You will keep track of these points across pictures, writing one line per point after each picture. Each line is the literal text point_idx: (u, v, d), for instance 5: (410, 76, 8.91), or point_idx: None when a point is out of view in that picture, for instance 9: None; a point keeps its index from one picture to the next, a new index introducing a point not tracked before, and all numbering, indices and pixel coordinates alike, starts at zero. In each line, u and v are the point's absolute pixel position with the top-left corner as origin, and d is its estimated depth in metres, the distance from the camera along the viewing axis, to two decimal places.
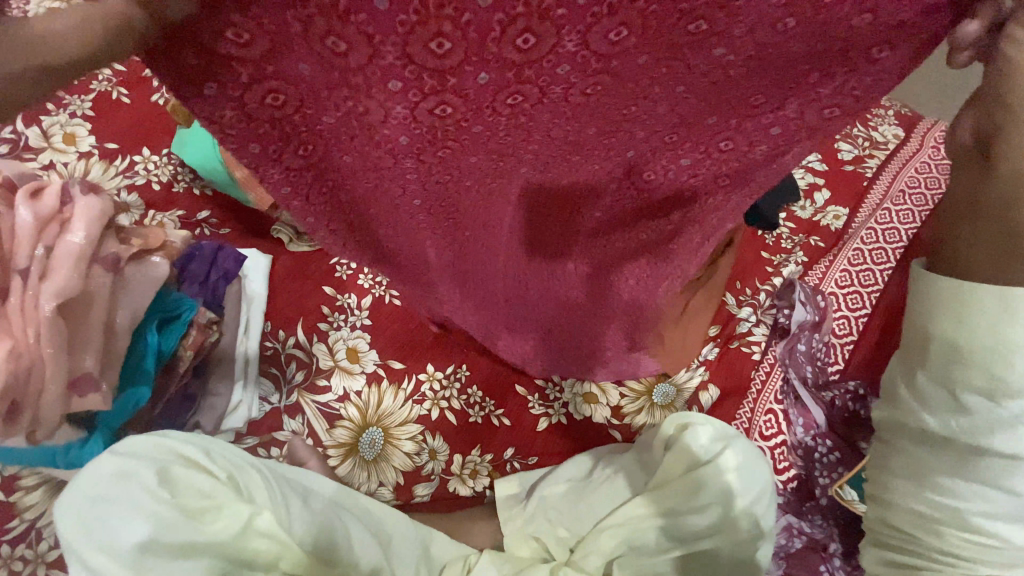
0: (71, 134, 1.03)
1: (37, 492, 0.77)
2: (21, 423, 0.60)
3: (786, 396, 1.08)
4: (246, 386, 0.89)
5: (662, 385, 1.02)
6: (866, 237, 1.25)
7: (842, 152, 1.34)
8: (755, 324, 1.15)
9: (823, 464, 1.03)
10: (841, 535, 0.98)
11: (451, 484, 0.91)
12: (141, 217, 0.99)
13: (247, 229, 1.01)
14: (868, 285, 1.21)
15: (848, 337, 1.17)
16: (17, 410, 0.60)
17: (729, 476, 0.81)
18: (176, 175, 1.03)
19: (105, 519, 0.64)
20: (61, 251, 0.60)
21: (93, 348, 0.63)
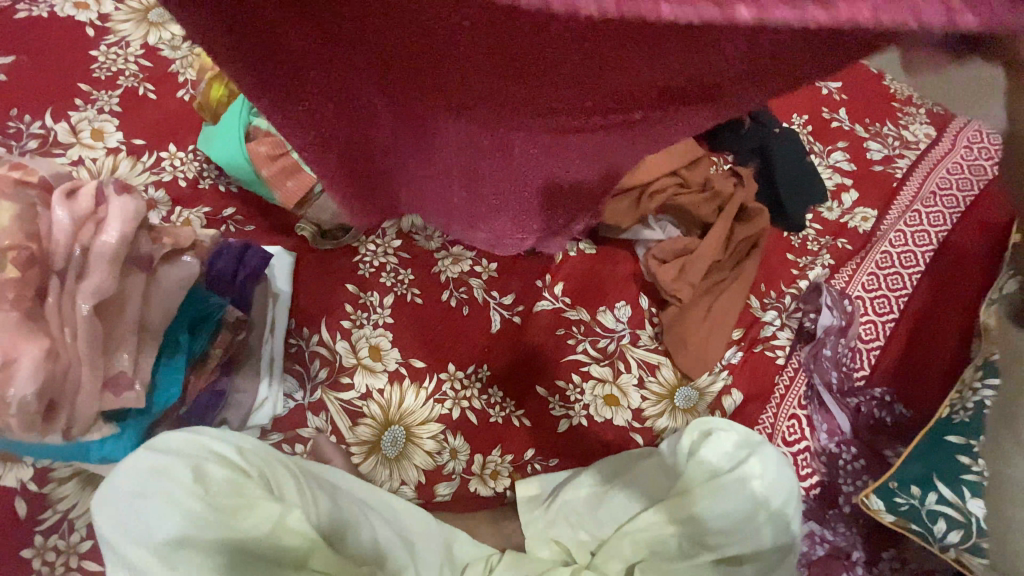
0: (100, 130, 1.04)
1: (70, 482, 0.78)
2: (59, 426, 0.60)
3: (809, 402, 1.08)
4: (271, 384, 0.90)
5: (683, 389, 1.03)
6: (895, 239, 1.23)
7: (871, 150, 1.32)
8: (779, 329, 1.13)
9: (847, 471, 1.01)
10: (863, 544, 0.96)
11: (471, 484, 0.92)
12: (168, 212, 1.00)
13: (272, 226, 1.01)
14: (895, 289, 1.19)
15: (874, 342, 1.14)
16: (57, 410, 0.60)
17: (752, 482, 0.82)
18: (201, 172, 1.04)
19: (144, 512, 0.68)
20: (94, 253, 0.59)
21: (129, 346, 0.64)
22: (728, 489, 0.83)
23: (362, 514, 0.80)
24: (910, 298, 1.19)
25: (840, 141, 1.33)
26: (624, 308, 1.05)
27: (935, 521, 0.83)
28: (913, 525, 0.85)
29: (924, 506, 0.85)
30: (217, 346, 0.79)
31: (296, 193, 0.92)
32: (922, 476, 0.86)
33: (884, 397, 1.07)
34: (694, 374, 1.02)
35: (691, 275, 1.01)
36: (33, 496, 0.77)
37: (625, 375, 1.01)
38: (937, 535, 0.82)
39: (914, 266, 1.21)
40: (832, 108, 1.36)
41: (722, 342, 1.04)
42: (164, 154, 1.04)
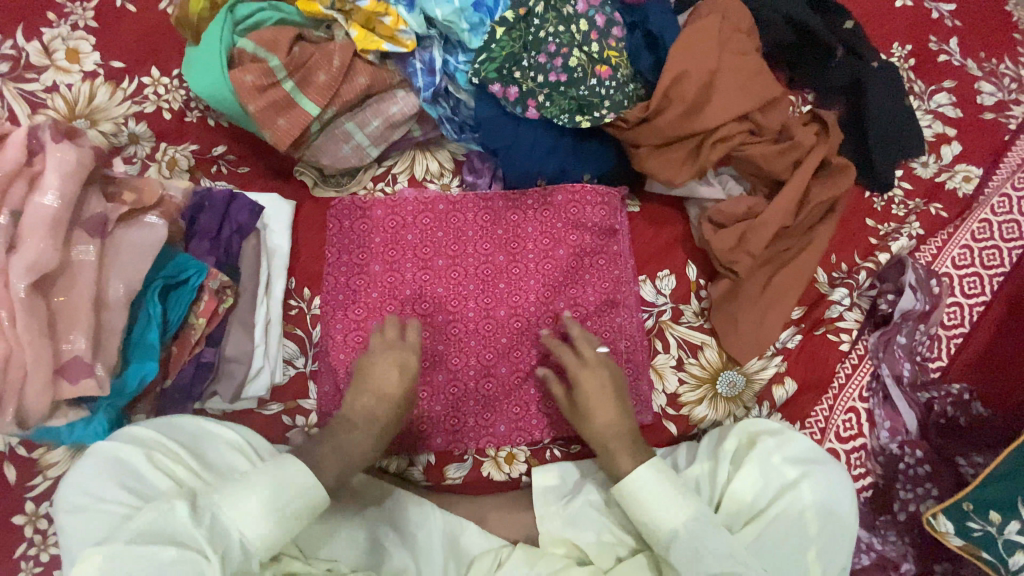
0: (74, 50, 0.88)
1: (59, 451, 0.76)
2: (5, 418, 0.55)
3: (873, 394, 0.94)
4: (267, 352, 0.79)
5: (728, 373, 0.93)
6: (998, 206, 1.04)
7: (982, 94, 1.11)
8: (848, 309, 0.96)
9: (908, 477, 0.89)
10: (915, 555, 0.86)
11: (485, 468, 0.85)
12: (152, 150, 0.88)
13: (268, 170, 0.90)
14: (991, 267, 1.02)
15: (958, 329, 0.99)
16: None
17: (808, 513, 0.76)
18: (188, 102, 0.90)
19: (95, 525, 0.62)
20: (31, 218, 0.55)
21: (81, 326, 0.58)
22: (785, 521, 0.76)
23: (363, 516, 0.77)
24: (1008, 278, 1.01)
25: (945, 80, 1.12)
26: (667, 278, 0.95)
27: (1012, 553, 0.73)
28: (984, 554, 0.75)
29: (1002, 535, 0.74)
30: (197, 315, 0.73)
31: (289, 133, 0.79)
32: (1005, 500, 0.74)
33: (962, 394, 0.93)
34: (742, 358, 0.92)
35: (752, 245, 0.89)
36: (23, 460, 0.75)
37: (663, 356, 0.93)
38: (1012, 567, 0.73)
39: (1016, 240, 1.03)
40: (941, 37, 1.14)
41: (779, 321, 0.93)
42: (146, 79, 0.89)
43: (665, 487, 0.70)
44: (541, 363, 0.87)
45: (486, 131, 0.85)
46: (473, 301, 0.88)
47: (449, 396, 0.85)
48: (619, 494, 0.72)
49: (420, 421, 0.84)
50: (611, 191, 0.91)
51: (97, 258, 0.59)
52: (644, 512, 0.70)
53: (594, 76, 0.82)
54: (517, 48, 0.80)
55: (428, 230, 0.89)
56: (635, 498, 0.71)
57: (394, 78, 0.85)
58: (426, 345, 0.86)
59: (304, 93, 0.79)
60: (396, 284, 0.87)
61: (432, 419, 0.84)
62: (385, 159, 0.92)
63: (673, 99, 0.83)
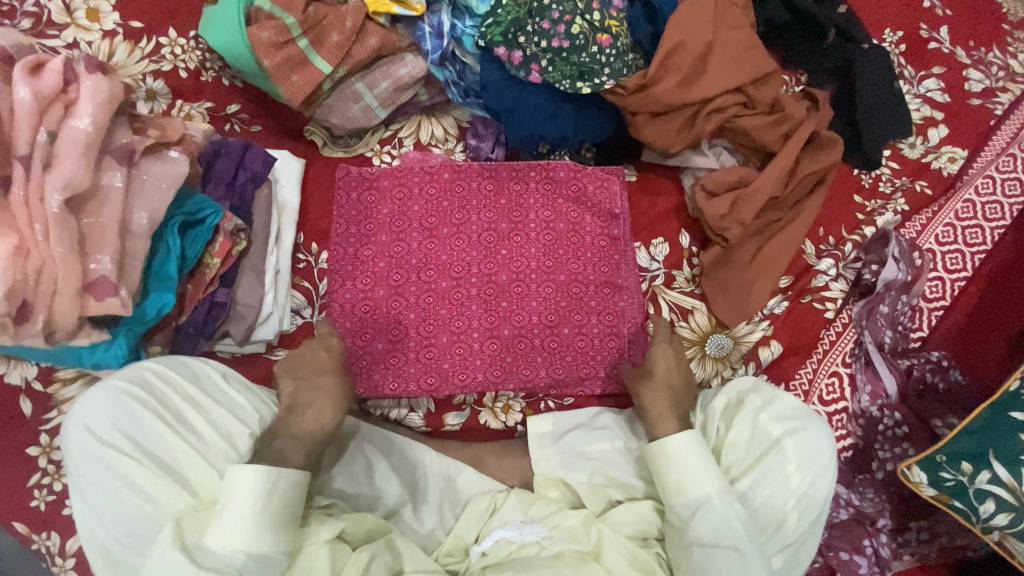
0: (95, 9, 0.91)
1: (74, 386, 0.79)
2: (35, 326, 0.60)
3: (855, 360, 0.99)
4: (277, 299, 0.82)
5: (716, 336, 0.97)
6: (982, 186, 1.08)
7: (970, 81, 1.15)
8: (834, 279, 1.01)
9: (886, 437, 0.93)
10: (891, 511, 0.91)
11: (482, 417, 0.89)
12: (168, 106, 0.92)
13: (280, 130, 0.94)
14: (973, 244, 1.05)
15: (939, 301, 1.03)
16: (30, 309, 0.59)
17: (791, 469, 0.77)
18: (204, 62, 0.93)
19: (106, 468, 0.64)
20: (65, 140, 0.60)
21: (107, 247, 0.62)
22: (768, 476, 0.78)
23: (365, 462, 0.80)
24: (989, 255, 1.05)
25: (935, 66, 1.16)
26: (662, 245, 0.98)
27: (982, 501, 0.76)
28: (954, 502, 0.79)
29: (973, 484, 0.77)
30: (213, 255, 0.76)
31: (301, 89, 0.83)
32: (976, 452, 0.78)
33: (940, 361, 0.97)
34: (731, 323, 0.96)
35: (743, 213, 0.93)
36: (39, 395, 0.78)
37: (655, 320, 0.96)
38: (982, 515, 0.77)
39: (999, 220, 1.07)
40: (932, 26, 1.18)
41: (767, 288, 0.96)
42: (163, 39, 0.93)
43: (698, 458, 0.74)
44: (541, 328, 0.90)
45: (490, 94, 0.88)
46: (476, 267, 0.90)
47: (450, 357, 0.88)
48: (659, 448, 0.75)
49: (424, 379, 0.87)
50: (612, 173, 0.96)
51: (123, 186, 0.63)
52: (673, 473, 0.73)
53: (595, 44, 0.86)
54: (522, 13, 0.84)
55: (433, 199, 0.92)
56: (668, 459, 0.75)
57: (404, 41, 0.88)
58: (431, 308, 0.88)
59: (317, 51, 0.83)
60: (401, 250, 0.90)
61: (435, 376, 0.87)
62: (393, 123, 0.95)
63: (671, 68, 0.87)
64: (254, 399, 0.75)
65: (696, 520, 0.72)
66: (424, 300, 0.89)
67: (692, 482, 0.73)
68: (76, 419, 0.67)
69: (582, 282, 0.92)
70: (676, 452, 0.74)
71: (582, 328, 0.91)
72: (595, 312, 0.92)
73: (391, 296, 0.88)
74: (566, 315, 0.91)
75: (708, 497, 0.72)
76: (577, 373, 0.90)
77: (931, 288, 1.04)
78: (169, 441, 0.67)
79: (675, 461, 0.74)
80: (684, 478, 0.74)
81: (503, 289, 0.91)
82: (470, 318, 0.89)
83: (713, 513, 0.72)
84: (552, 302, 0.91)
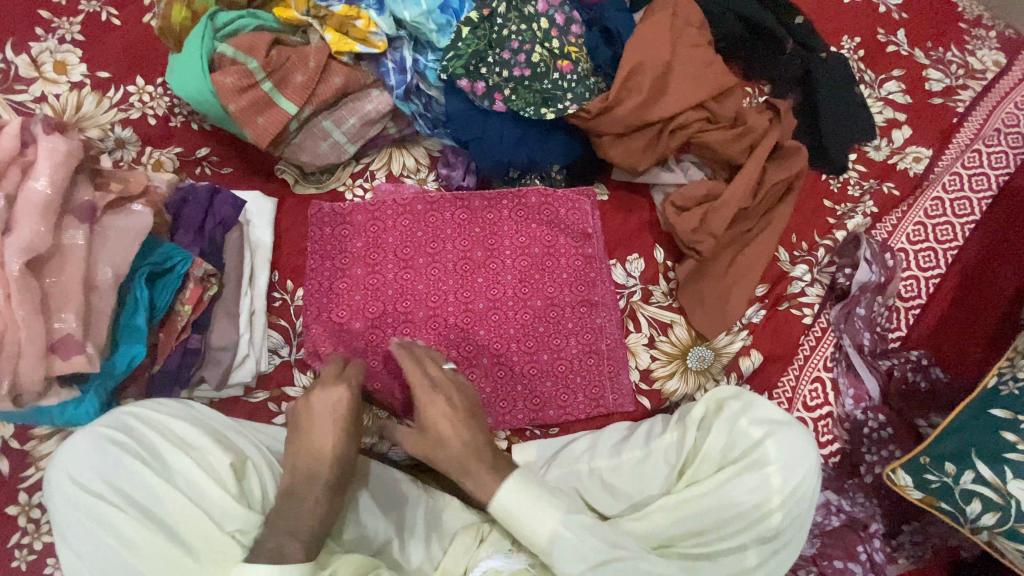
0: (61, 62, 0.93)
1: (51, 442, 0.78)
2: (1, 390, 0.59)
3: (836, 364, 0.99)
4: (253, 341, 0.82)
5: (698, 348, 0.97)
6: (949, 183, 1.10)
7: (930, 81, 1.18)
8: (809, 285, 1.02)
9: (872, 440, 0.93)
10: (881, 515, 0.91)
11: None
12: (138, 154, 0.92)
13: (252, 171, 0.94)
14: (944, 241, 1.07)
15: (915, 300, 1.05)
16: None
17: (774, 473, 0.78)
18: (173, 108, 0.94)
19: (90, 518, 0.63)
20: (25, 203, 0.60)
21: (72, 305, 0.62)
22: (749, 475, 0.78)
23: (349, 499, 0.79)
24: (962, 250, 1.07)
25: (894, 69, 1.18)
26: (637, 261, 0.99)
27: (968, 501, 0.76)
28: (941, 503, 0.79)
29: (958, 485, 0.77)
30: (184, 302, 0.76)
31: (269, 131, 0.84)
32: (959, 451, 0.78)
33: (920, 360, 0.98)
34: (710, 334, 0.96)
35: (713, 225, 0.94)
36: (16, 453, 0.78)
37: (635, 335, 0.96)
38: (969, 515, 0.77)
39: (968, 216, 1.09)
40: (888, 29, 1.22)
41: (743, 298, 0.97)
42: (132, 88, 0.94)
43: (538, 494, 0.72)
44: (519, 356, 0.91)
45: (457, 125, 0.90)
46: (453, 297, 0.91)
47: None
48: (500, 507, 0.72)
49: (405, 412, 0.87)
50: (583, 194, 0.97)
51: (86, 243, 0.64)
52: (517, 519, 0.71)
53: (556, 71, 0.88)
54: (482, 46, 0.85)
55: (406, 230, 0.92)
56: (507, 514, 0.72)
57: (368, 77, 0.90)
58: (409, 342, 0.88)
59: (282, 93, 0.84)
60: (377, 284, 0.90)
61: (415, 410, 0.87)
62: (364, 156, 0.96)
63: (631, 90, 0.89)
64: (241, 437, 0.74)
65: (569, 548, 0.71)
66: (401, 335, 0.89)
67: (545, 509, 0.72)
68: (59, 470, 0.65)
69: (562, 307, 0.93)
70: (512, 499, 0.72)
71: (559, 354, 0.92)
72: (573, 339, 0.93)
73: (370, 331, 0.88)
74: (544, 341, 0.92)
75: (564, 518, 0.72)
76: (558, 403, 0.91)
77: (907, 288, 1.05)
78: (155, 488, 0.66)
79: (516, 511, 0.72)
80: (533, 521, 0.71)
81: (479, 319, 0.90)
82: (449, 351, 0.89)
83: (579, 526, 0.72)
84: (531, 329, 0.92)
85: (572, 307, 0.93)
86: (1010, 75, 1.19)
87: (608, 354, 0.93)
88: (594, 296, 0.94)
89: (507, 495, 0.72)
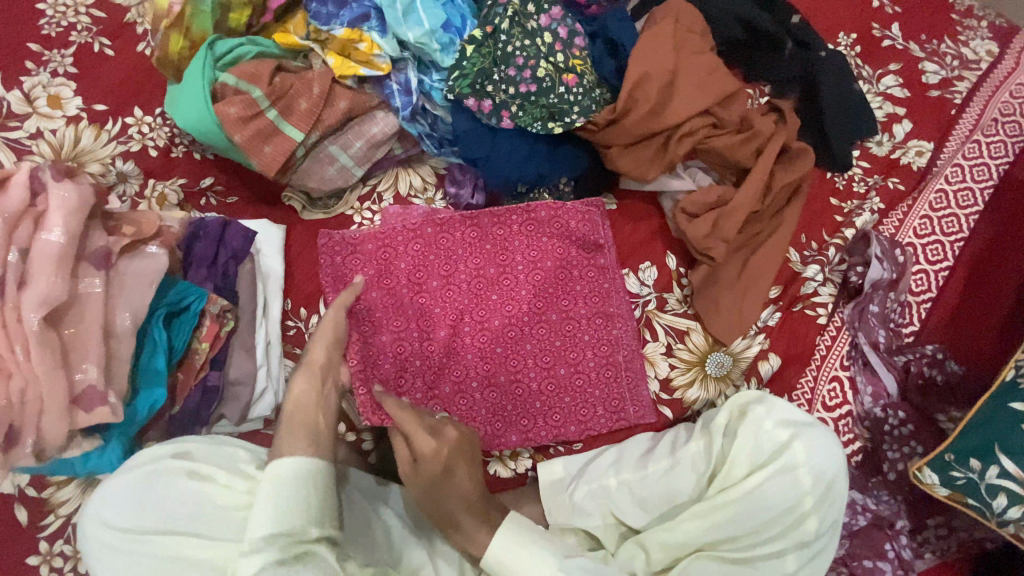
0: (56, 97, 0.91)
1: (69, 488, 0.77)
2: (25, 447, 0.58)
3: (853, 362, 0.99)
4: (270, 373, 0.81)
5: (716, 354, 0.96)
6: (952, 175, 1.11)
7: (926, 73, 1.18)
8: (822, 284, 1.02)
9: (893, 438, 0.93)
10: (906, 512, 0.92)
11: (492, 466, 0.88)
12: (140, 187, 0.90)
13: (257, 198, 0.93)
14: (950, 233, 1.07)
15: (925, 294, 1.05)
16: (18, 432, 0.58)
17: (803, 475, 0.78)
18: (173, 138, 0.92)
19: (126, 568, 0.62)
20: (38, 255, 0.59)
21: (92, 356, 0.61)
22: (777, 479, 0.78)
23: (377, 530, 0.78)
24: (968, 242, 1.07)
25: (891, 63, 1.19)
26: (650, 269, 0.98)
27: (995, 496, 0.77)
28: (969, 500, 0.79)
29: (984, 480, 0.77)
30: (200, 340, 0.75)
31: (275, 159, 0.83)
32: (983, 446, 0.78)
33: (935, 354, 0.98)
34: (727, 340, 0.95)
35: (725, 231, 0.94)
36: (35, 500, 0.76)
37: (652, 345, 0.95)
38: (995, 510, 0.77)
39: (972, 206, 1.09)
40: (883, 24, 1.22)
41: (758, 301, 0.97)
42: (129, 119, 0.92)
43: (529, 541, 0.74)
44: (538, 373, 0.90)
45: (465, 143, 0.89)
46: (468, 317, 0.90)
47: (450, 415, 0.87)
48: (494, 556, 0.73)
49: None
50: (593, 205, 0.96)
51: (102, 290, 0.62)
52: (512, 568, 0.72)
53: (562, 84, 0.87)
54: (488, 63, 0.85)
55: (418, 252, 0.91)
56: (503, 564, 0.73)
57: (373, 100, 0.89)
58: (427, 366, 0.87)
59: (287, 120, 0.83)
60: (393, 307, 0.88)
61: None
62: (371, 178, 0.95)
63: (640, 101, 0.88)
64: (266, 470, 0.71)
65: None
66: (418, 359, 0.87)
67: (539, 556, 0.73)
68: (89, 519, 0.64)
69: (578, 320, 0.93)
70: (505, 547, 0.73)
71: (578, 367, 0.92)
72: (590, 352, 0.92)
73: (388, 357, 0.86)
74: (562, 356, 0.91)
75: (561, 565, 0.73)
76: (579, 419, 0.90)
77: (919, 282, 1.05)
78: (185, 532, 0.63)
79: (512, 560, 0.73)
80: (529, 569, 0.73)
81: (495, 338, 0.90)
82: (467, 373, 0.88)
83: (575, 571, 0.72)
84: (548, 345, 0.91)
85: (590, 321, 0.93)
86: (1005, 64, 1.20)
87: (627, 365, 0.92)
88: (611, 308, 0.94)
89: (503, 542, 0.73)
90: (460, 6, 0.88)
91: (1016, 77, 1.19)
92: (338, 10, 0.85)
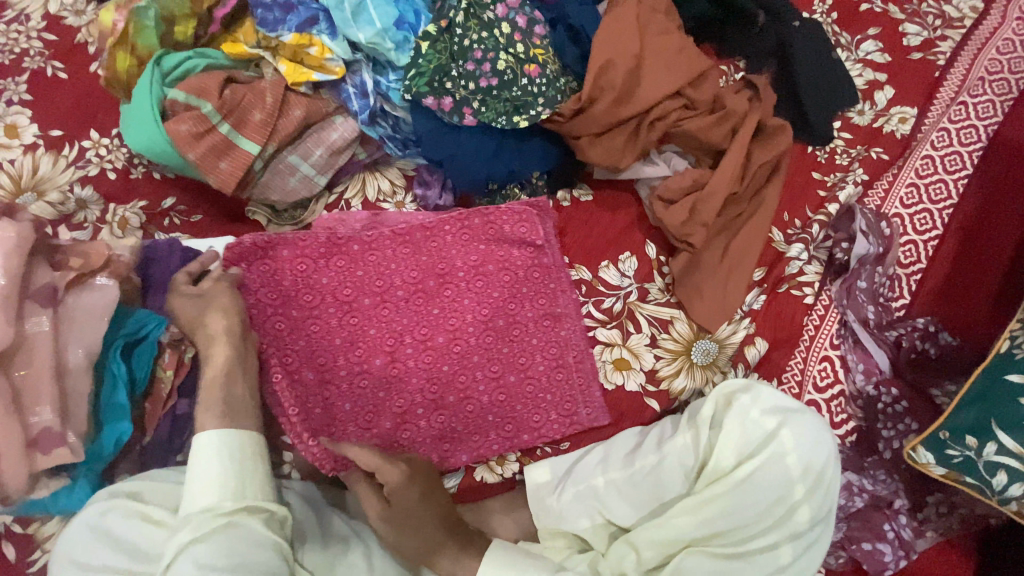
0: (12, 124, 0.88)
1: (52, 523, 0.76)
2: None
3: (843, 341, 0.97)
4: None
5: (702, 342, 0.94)
6: (938, 140, 1.07)
7: (908, 36, 1.14)
8: (807, 263, 0.99)
9: (888, 416, 0.91)
10: (905, 491, 0.90)
11: (478, 473, 0.86)
12: (102, 212, 0.88)
13: (222, 216, 0.91)
14: (938, 201, 1.04)
15: (915, 265, 1.02)
16: None
17: (792, 463, 0.77)
18: (132, 159, 0.90)
19: None
20: None
21: (46, 397, 0.60)
22: (766, 469, 0.77)
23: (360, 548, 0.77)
24: (957, 209, 1.05)
25: (871, 28, 1.15)
26: (630, 259, 0.95)
27: (994, 474, 0.75)
28: (966, 478, 0.77)
29: (982, 458, 0.75)
30: (164, 367, 0.74)
31: (232, 175, 0.80)
32: (979, 423, 0.76)
33: (928, 327, 0.97)
34: (713, 326, 0.93)
35: (704, 214, 0.92)
36: (20, 537, 0.75)
37: (636, 337, 0.92)
38: (996, 488, 0.75)
39: (961, 170, 1.07)
40: None
41: (741, 285, 0.95)
42: (86, 143, 0.90)
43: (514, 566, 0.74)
44: (516, 376, 0.87)
45: (428, 144, 0.86)
46: (438, 328, 0.85)
47: (427, 429, 0.83)
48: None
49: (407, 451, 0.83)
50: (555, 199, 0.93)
51: (52, 328, 0.61)
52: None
53: (524, 76, 0.84)
54: (444, 59, 0.83)
55: (376, 261, 0.86)
56: None
57: (330, 105, 0.87)
58: (398, 383, 0.83)
59: (241, 133, 0.81)
60: (352, 321, 0.83)
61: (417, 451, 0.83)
62: (336, 185, 0.91)
63: (604, 88, 0.86)
64: None
65: None
66: (388, 376, 0.83)
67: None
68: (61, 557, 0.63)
69: (555, 318, 0.90)
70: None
71: (557, 366, 0.88)
72: (568, 349, 0.89)
73: (359, 374, 0.82)
74: (539, 356, 0.88)
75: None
76: (561, 417, 0.88)
77: (908, 253, 1.02)
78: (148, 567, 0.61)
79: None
80: None
81: (468, 347, 0.85)
82: (442, 384, 0.84)
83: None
84: (524, 347, 0.88)
85: (568, 318, 0.90)
86: (989, 20, 1.16)
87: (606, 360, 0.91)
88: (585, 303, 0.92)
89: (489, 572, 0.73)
90: (412, 2, 0.85)
91: (1001, 33, 1.14)
92: (284, 15, 0.83)
